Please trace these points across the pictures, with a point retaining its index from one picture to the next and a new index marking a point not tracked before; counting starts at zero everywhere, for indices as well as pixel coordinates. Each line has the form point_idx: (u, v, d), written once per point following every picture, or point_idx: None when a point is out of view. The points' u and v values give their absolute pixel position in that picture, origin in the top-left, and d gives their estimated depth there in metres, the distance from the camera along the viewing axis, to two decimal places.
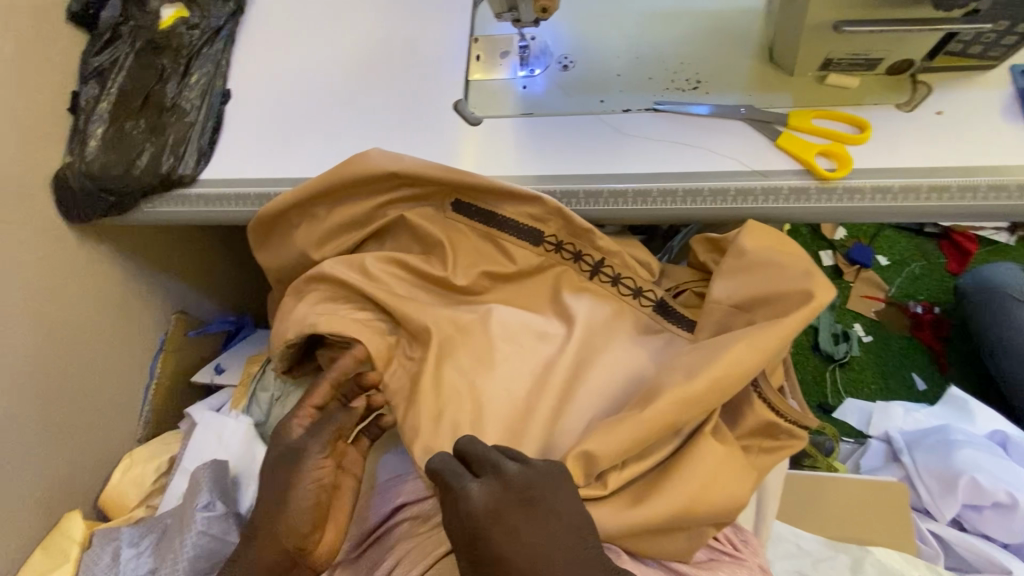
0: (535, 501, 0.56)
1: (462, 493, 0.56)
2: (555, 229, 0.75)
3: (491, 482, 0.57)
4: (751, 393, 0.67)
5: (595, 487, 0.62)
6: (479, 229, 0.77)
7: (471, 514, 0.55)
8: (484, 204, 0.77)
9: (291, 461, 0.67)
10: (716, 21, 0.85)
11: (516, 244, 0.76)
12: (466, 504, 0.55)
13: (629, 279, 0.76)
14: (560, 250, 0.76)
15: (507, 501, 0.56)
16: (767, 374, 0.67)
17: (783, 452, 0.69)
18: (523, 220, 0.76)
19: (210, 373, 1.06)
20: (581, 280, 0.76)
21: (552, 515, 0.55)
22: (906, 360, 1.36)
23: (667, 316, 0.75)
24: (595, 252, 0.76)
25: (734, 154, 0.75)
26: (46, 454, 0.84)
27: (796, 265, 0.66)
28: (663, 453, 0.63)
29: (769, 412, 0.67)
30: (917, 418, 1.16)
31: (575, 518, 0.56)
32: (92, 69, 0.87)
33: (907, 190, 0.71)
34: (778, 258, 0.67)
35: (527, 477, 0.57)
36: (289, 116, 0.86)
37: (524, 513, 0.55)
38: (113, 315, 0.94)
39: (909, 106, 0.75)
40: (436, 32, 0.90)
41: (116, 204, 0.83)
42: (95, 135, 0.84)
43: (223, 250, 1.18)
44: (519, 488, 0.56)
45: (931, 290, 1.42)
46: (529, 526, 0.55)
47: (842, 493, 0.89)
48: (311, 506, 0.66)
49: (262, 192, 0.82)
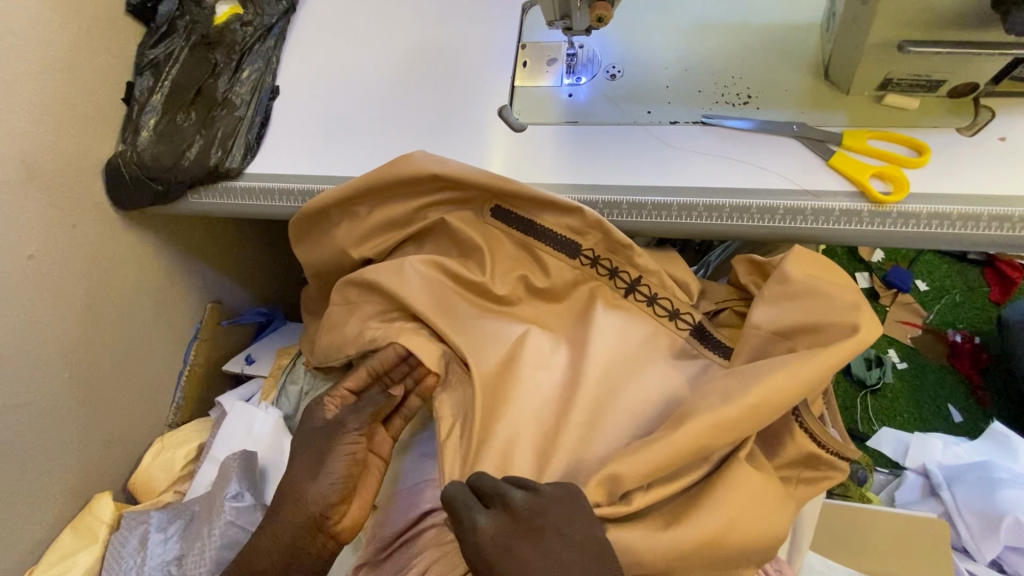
0: (544, 532, 0.56)
1: (470, 525, 0.57)
2: (594, 242, 0.75)
3: (500, 514, 0.57)
4: (792, 421, 0.65)
5: (618, 505, 0.60)
6: (516, 236, 0.76)
7: (479, 545, 0.56)
8: (522, 213, 0.76)
9: (330, 426, 0.69)
10: (769, 35, 0.84)
11: (552, 255, 0.76)
12: (475, 536, 0.57)
13: (665, 300, 0.74)
14: (596, 266, 0.75)
15: (517, 532, 0.56)
16: (808, 403, 0.65)
17: (820, 484, 0.67)
18: (561, 233, 0.75)
19: (240, 363, 1.07)
20: (616, 297, 0.75)
21: (563, 545, 0.55)
22: (943, 391, 1.31)
23: (704, 341, 0.73)
24: (632, 269, 0.75)
25: (785, 172, 0.73)
26: (83, 434, 0.86)
27: (844, 295, 0.64)
28: (691, 479, 0.62)
29: (810, 442, 0.65)
30: (957, 452, 1.12)
31: (592, 542, 0.56)
32: (148, 61, 0.89)
33: (964, 218, 0.69)
34: (824, 288, 0.65)
35: (534, 507, 0.57)
36: (335, 114, 0.87)
37: (535, 543, 0.55)
38: (152, 303, 0.96)
39: (971, 130, 0.73)
40: (483, 37, 0.90)
41: (164, 193, 0.85)
42: (147, 125, 0.86)
43: (257, 242, 1.19)
44: (527, 519, 0.56)
45: (972, 320, 1.37)
46: (538, 556, 0.55)
47: (876, 527, 0.86)
48: (342, 478, 0.67)
49: (306, 189, 0.83)
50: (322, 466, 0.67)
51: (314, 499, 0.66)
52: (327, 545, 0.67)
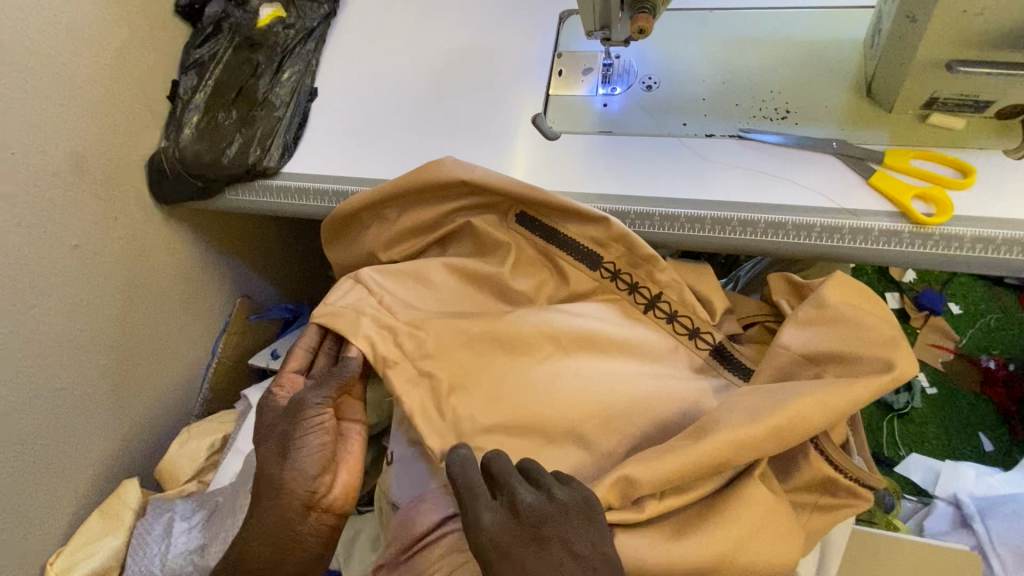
0: (548, 538, 0.56)
1: (475, 515, 0.57)
2: (617, 255, 0.74)
3: (506, 513, 0.57)
4: (808, 446, 0.63)
5: (630, 510, 0.59)
6: (538, 244, 0.76)
7: (478, 537, 0.56)
8: (547, 221, 0.76)
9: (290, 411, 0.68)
10: (809, 50, 0.83)
11: (571, 264, 0.75)
12: (476, 527, 0.57)
13: (686, 318, 0.73)
14: (616, 279, 0.74)
15: (519, 535, 0.56)
16: (827, 430, 0.64)
17: (841, 512, 0.65)
18: (585, 243, 0.75)
19: (266, 358, 1.07)
20: (635, 312, 0.74)
21: (564, 555, 0.55)
22: (974, 419, 1.27)
23: (723, 363, 0.71)
24: (653, 285, 0.74)
25: (823, 190, 0.72)
26: (114, 420, 0.88)
27: (883, 329, 0.62)
28: (702, 491, 0.60)
29: (830, 468, 0.63)
30: (989, 483, 1.09)
31: (595, 555, 0.55)
32: (193, 61, 0.92)
33: (1010, 242, 0.67)
34: (863, 319, 0.64)
35: (542, 510, 0.57)
36: (370, 118, 0.89)
37: (536, 550, 0.56)
38: (185, 294, 0.98)
39: (1019, 153, 0.71)
40: (520, 45, 0.91)
41: (202, 188, 0.87)
42: (190, 123, 0.89)
43: (286, 240, 1.21)
44: (532, 522, 0.56)
45: (1008, 347, 1.32)
46: (536, 561, 0.55)
47: (905, 557, 0.84)
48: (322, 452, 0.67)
49: (340, 189, 0.84)
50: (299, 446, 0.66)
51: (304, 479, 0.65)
52: (324, 519, 0.67)
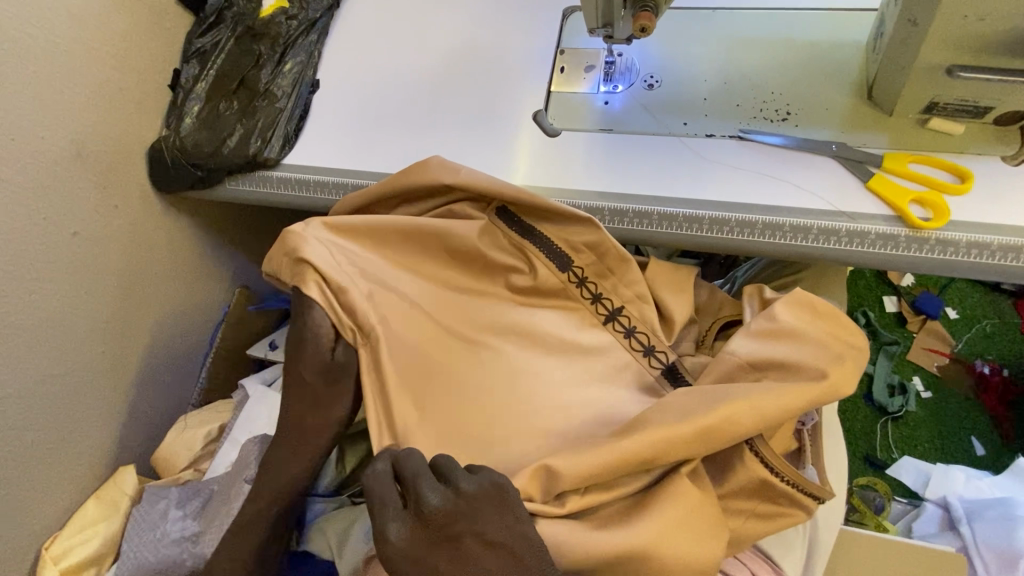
0: (459, 537, 0.56)
1: (382, 528, 0.57)
2: (586, 262, 0.75)
3: (413, 519, 0.57)
4: (744, 448, 0.62)
5: (552, 505, 0.60)
6: (512, 237, 0.75)
7: (388, 551, 0.56)
8: (525, 217, 0.75)
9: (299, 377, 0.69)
10: (812, 52, 0.83)
11: (541, 263, 0.74)
12: (385, 541, 0.56)
13: (643, 334, 0.73)
14: (582, 287, 0.75)
15: (428, 537, 0.56)
16: (765, 433, 0.62)
17: (780, 520, 0.64)
18: (558, 244, 0.75)
19: (264, 349, 1.05)
20: (596, 324, 0.75)
21: (476, 546, 0.56)
22: (965, 423, 1.28)
23: (671, 381, 0.71)
24: (615, 298, 0.75)
25: (821, 193, 0.72)
26: (111, 407, 0.89)
27: (835, 345, 0.62)
28: (630, 489, 0.61)
29: (766, 472, 0.62)
30: (979, 486, 1.10)
31: (514, 539, 0.56)
32: (195, 50, 0.92)
33: (1005, 250, 0.67)
34: (820, 336, 0.64)
35: (454, 508, 0.56)
36: (371, 111, 0.89)
37: (451, 550, 0.56)
38: (184, 283, 0.99)
39: (1017, 159, 0.71)
40: (524, 41, 0.91)
41: (202, 178, 0.87)
42: (191, 112, 0.88)
43: (285, 231, 1.22)
44: (443, 524, 0.56)
45: (1003, 353, 1.33)
46: (452, 564, 0.55)
47: (894, 556, 0.85)
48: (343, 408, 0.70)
49: (340, 181, 0.84)
50: (326, 406, 0.69)
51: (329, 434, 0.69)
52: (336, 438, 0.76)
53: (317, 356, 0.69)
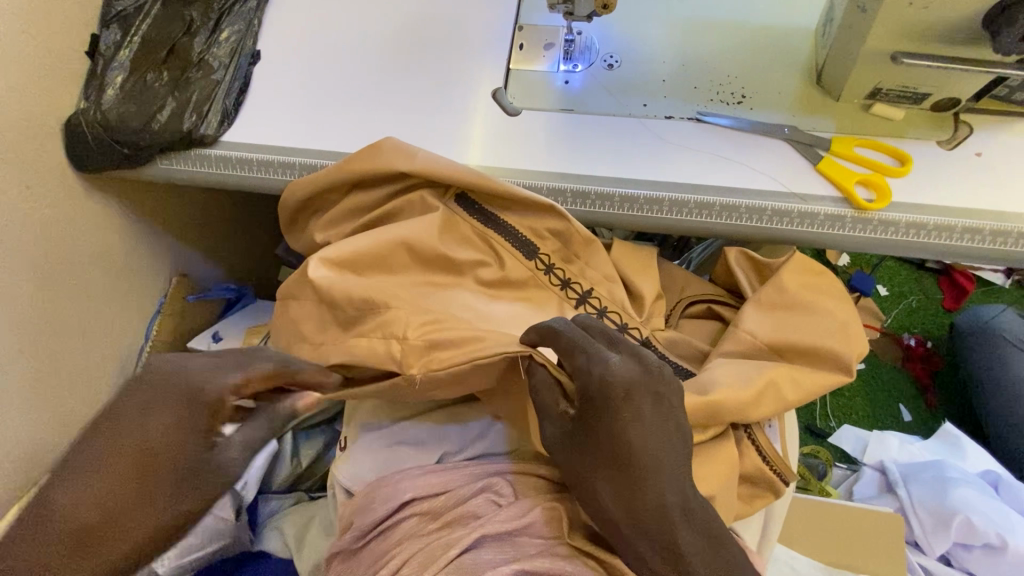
0: (665, 401, 0.56)
1: (603, 357, 0.56)
2: (551, 249, 0.74)
3: (631, 365, 0.57)
4: (742, 435, 0.66)
5: None
6: (475, 224, 0.74)
7: (610, 377, 0.55)
8: (487, 206, 0.75)
9: (145, 433, 0.55)
10: (763, 37, 0.84)
11: (507, 250, 0.74)
12: (607, 368, 0.56)
13: (615, 314, 0.73)
14: (549, 273, 0.74)
15: (644, 385, 0.56)
16: (760, 421, 0.67)
17: (754, 501, 0.68)
18: (523, 231, 0.74)
19: (207, 341, 1.03)
20: (565, 308, 0.74)
21: (670, 420, 0.56)
22: (895, 391, 1.38)
23: None
24: (583, 281, 0.74)
25: (776, 175, 0.74)
26: (33, 411, 0.81)
27: (830, 317, 0.68)
28: None
29: (759, 458, 0.66)
30: (912, 451, 1.18)
31: (687, 428, 0.57)
32: (116, 14, 0.83)
33: (941, 229, 0.71)
34: (818, 303, 0.69)
35: (664, 371, 0.58)
36: (318, 86, 0.83)
37: (654, 403, 0.55)
38: (112, 272, 0.90)
39: (950, 144, 0.75)
40: (479, 16, 0.88)
41: (130, 156, 0.79)
42: (114, 83, 0.80)
43: (226, 216, 1.13)
44: (655, 381, 0.56)
45: (926, 325, 1.43)
46: (654, 418, 0.55)
47: (838, 519, 0.90)
48: (153, 533, 0.54)
49: (285, 160, 0.79)
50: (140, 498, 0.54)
51: (112, 557, 0.53)
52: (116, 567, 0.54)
53: (190, 434, 0.56)
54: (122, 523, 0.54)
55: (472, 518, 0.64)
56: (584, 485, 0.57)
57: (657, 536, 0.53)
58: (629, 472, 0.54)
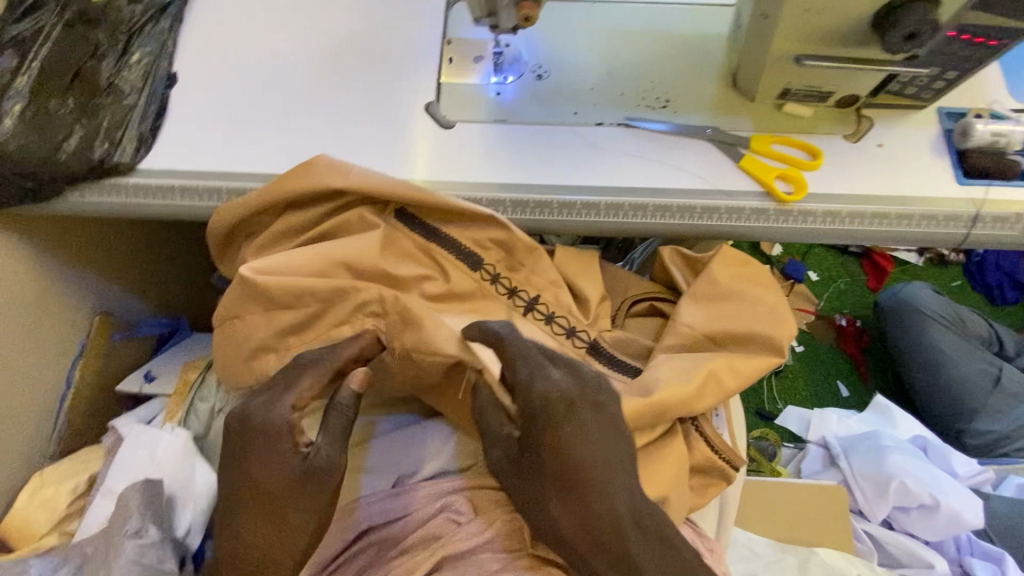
0: (606, 410, 0.58)
1: (542, 374, 0.58)
2: (495, 258, 0.74)
3: (570, 378, 0.59)
4: (691, 428, 0.68)
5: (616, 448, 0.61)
6: (416, 239, 0.73)
7: (549, 393, 0.57)
8: (427, 220, 0.74)
9: (257, 467, 0.60)
10: (682, 44, 0.89)
11: (451, 262, 0.73)
12: (546, 383, 0.57)
13: (563, 318, 0.74)
14: (496, 283, 0.74)
15: (583, 396, 0.58)
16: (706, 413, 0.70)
17: (708, 490, 0.70)
18: (465, 243, 0.74)
19: (139, 382, 0.96)
20: (514, 316, 0.74)
21: (613, 428, 0.57)
22: (832, 370, 1.46)
23: (598, 358, 0.73)
24: (530, 289, 0.75)
25: (703, 174, 0.78)
26: None
27: (762, 305, 0.71)
28: None
29: (708, 448, 0.68)
30: (850, 424, 1.25)
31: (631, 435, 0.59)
32: (10, 38, 0.77)
33: (852, 216, 0.77)
34: (751, 292, 0.72)
35: (603, 381, 0.60)
36: (243, 107, 0.80)
37: (595, 413, 0.57)
38: (23, 317, 0.83)
39: (856, 137, 0.81)
40: (407, 31, 0.87)
41: (33, 189, 0.73)
42: (11, 113, 0.73)
43: (154, 248, 1.07)
44: (595, 392, 0.58)
45: (855, 305, 1.54)
46: (596, 429, 0.56)
47: (788, 496, 0.94)
48: (306, 535, 0.61)
49: (211, 185, 0.75)
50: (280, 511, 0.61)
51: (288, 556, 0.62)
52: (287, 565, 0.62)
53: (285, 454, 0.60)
54: (283, 536, 0.61)
55: (432, 539, 0.63)
56: (535, 506, 0.58)
57: (609, 545, 0.54)
58: (577, 486, 0.55)
